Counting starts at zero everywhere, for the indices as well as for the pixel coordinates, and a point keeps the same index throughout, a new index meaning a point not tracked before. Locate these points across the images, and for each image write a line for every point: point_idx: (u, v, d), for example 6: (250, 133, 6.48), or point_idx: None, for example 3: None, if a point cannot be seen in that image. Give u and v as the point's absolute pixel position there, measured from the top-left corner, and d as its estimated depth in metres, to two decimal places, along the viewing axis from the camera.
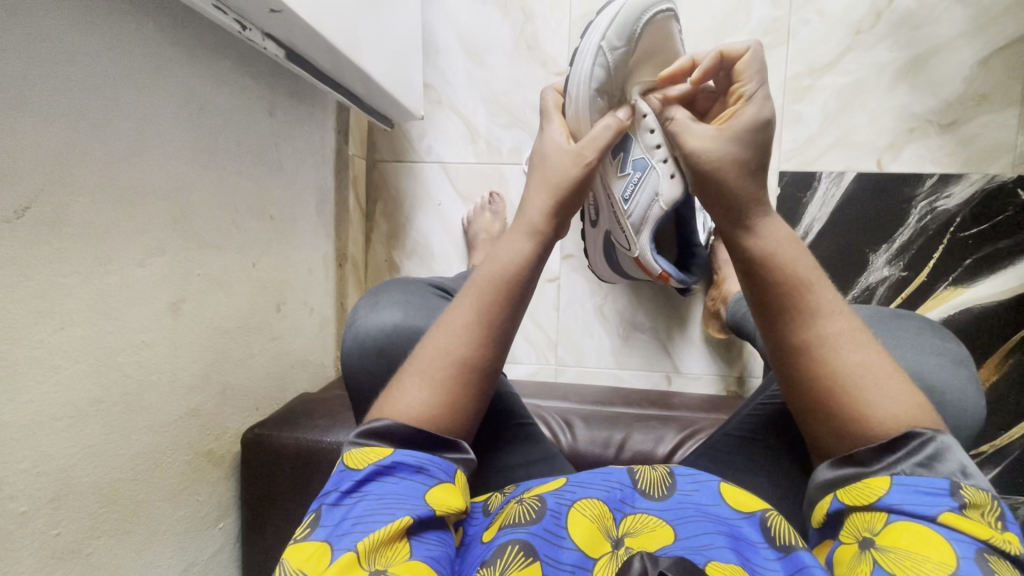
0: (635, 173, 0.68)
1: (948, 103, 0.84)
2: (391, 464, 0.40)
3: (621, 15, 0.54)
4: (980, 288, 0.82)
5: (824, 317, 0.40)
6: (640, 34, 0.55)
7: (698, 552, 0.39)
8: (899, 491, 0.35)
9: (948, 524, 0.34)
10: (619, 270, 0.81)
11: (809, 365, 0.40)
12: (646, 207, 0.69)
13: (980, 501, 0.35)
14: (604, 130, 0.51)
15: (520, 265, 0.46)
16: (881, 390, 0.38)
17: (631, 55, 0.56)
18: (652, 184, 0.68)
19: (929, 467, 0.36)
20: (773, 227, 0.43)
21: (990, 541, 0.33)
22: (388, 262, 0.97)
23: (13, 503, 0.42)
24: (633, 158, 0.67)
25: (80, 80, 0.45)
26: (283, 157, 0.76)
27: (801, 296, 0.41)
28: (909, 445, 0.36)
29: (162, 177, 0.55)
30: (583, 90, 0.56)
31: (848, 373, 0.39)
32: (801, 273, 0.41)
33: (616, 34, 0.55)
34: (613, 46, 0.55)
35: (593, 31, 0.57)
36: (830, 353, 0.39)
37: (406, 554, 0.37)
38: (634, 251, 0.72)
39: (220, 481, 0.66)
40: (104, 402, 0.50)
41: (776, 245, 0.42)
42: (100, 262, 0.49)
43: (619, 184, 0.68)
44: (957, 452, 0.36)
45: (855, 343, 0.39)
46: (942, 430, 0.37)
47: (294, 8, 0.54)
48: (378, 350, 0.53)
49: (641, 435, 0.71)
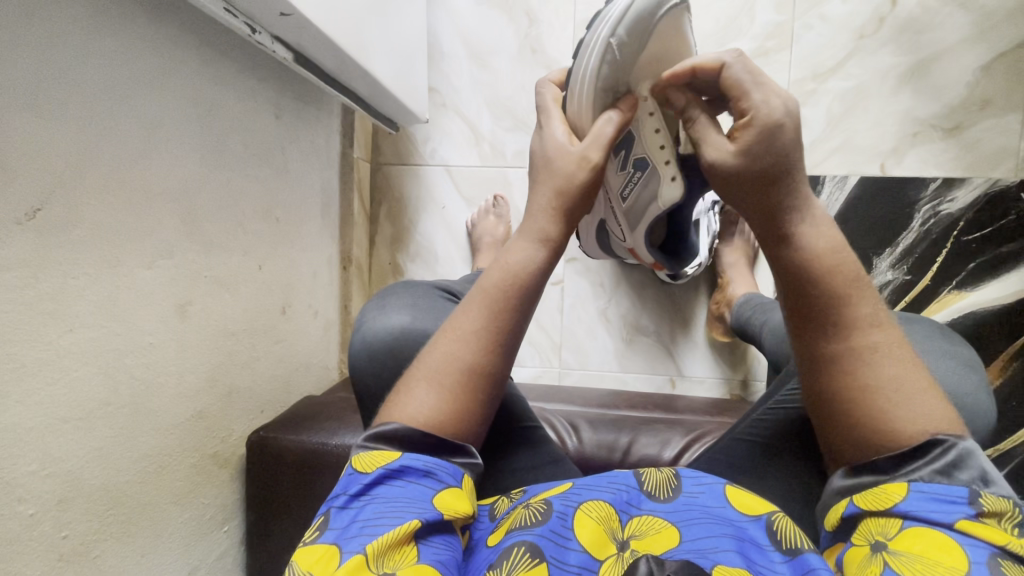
0: (636, 172, 0.62)
1: (951, 108, 0.84)
2: (400, 468, 0.40)
3: (634, 9, 0.51)
4: (984, 292, 0.83)
5: (858, 329, 0.40)
6: (654, 29, 0.52)
7: (704, 556, 0.38)
8: (916, 498, 0.35)
9: (963, 530, 0.33)
10: (608, 252, 0.81)
11: (838, 375, 0.40)
12: (643, 208, 0.64)
13: (999, 508, 0.34)
14: (604, 126, 0.51)
15: (529, 272, 0.46)
16: (911, 404, 0.38)
17: (640, 52, 0.53)
18: (652, 185, 0.62)
19: (949, 474, 0.35)
20: (812, 232, 0.42)
21: (1007, 547, 0.32)
22: (392, 265, 0.97)
23: (22, 505, 0.42)
24: (635, 157, 0.61)
25: (91, 81, 0.46)
26: (289, 160, 0.76)
27: (838, 304, 0.40)
28: (931, 452, 0.36)
29: (171, 178, 0.55)
30: (586, 86, 0.54)
31: (883, 386, 0.38)
32: (843, 284, 0.40)
33: (627, 31, 0.52)
34: (622, 43, 0.53)
35: (600, 23, 0.54)
36: (861, 366, 0.39)
37: (414, 558, 0.36)
38: (627, 242, 0.70)
39: (225, 484, 0.66)
40: (112, 404, 0.50)
41: (817, 250, 0.41)
42: (110, 264, 0.49)
43: (617, 182, 0.63)
44: (979, 458, 0.36)
45: (887, 355, 0.39)
46: (965, 436, 0.37)
47: (304, 12, 0.54)
48: (387, 354, 0.53)
49: (647, 438, 0.70)
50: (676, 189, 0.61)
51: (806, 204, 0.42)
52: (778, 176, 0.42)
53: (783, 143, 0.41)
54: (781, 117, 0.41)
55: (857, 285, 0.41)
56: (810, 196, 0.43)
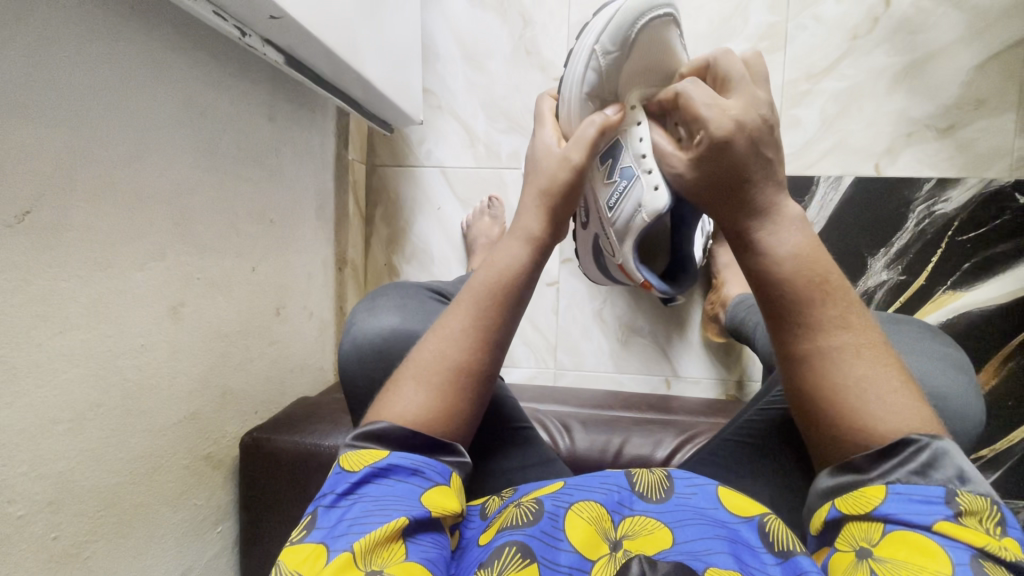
0: (621, 182, 0.60)
1: (945, 108, 0.84)
2: (387, 466, 0.40)
3: (614, 21, 0.55)
4: (979, 292, 0.83)
5: (826, 329, 0.40)
6: (636, 39, 0.55)
7: (697, 558, 0.38)
8: (894, 500, 0.35)
9: (943, 532, 0.33)
10: (607, 275, 0.76)
11: (808, 375, 0.40)
12: (628, 218, 0.61)
13: (978, 507, 0.34)
14: (586, 129, 0.51)
15: (514, 271, 0.47)
16: (881, 402, 0.38)
17: (625, 60, 0.56)
18: (636, 194, 0.60)
19: (924, 474, 0.35)
20: (779, 236, 0.42)
21: (986, 548, 0.32)
22: (388, 266, 0.97)
23: (12, 506, 0.42)
24: (620, 165, 0.60)
25: (81, 86, 0.46)
26: (283, 162, 0.77)
27: (805, 306, 0.41)
28: (904, 452, 0.36)
29: (162, 181, 0.55)
30: (574, 91, 0.58)
31: (858, 389, 0.38)
32: (822, 286, 0.41)
33: (609, 39, 0.55)
34: (607, 50, 0.56)
35: (588, 33, 0.58)
36: (829, 366, 0.40)
37: (402, 556, 0.36)
38: (617, 258, 0.66)
39: (219, 485, 0.66)
40: (103, 406, 0.50)
41: (783, 254, 0.42)
42: (101, 266, 0.49)
43: (605, 192, 0.62)
44: (955, 457, 0.36)
45: (865, 356, 0.39)
46: (941, 435, 0.37)
47: (293, 14, 0.54)
48: (377, 355, 0.53)
49: (639, 439, 0.71)
50: (660, 197, 0.57)
51: (770, 208, 0.43)
52: (745, 183, 0.44)
53: (733, 157, 0.44)
54: (732, 131, 0.44)
55: (826, 286, 0.41)
56: (785, 202, 0.43)
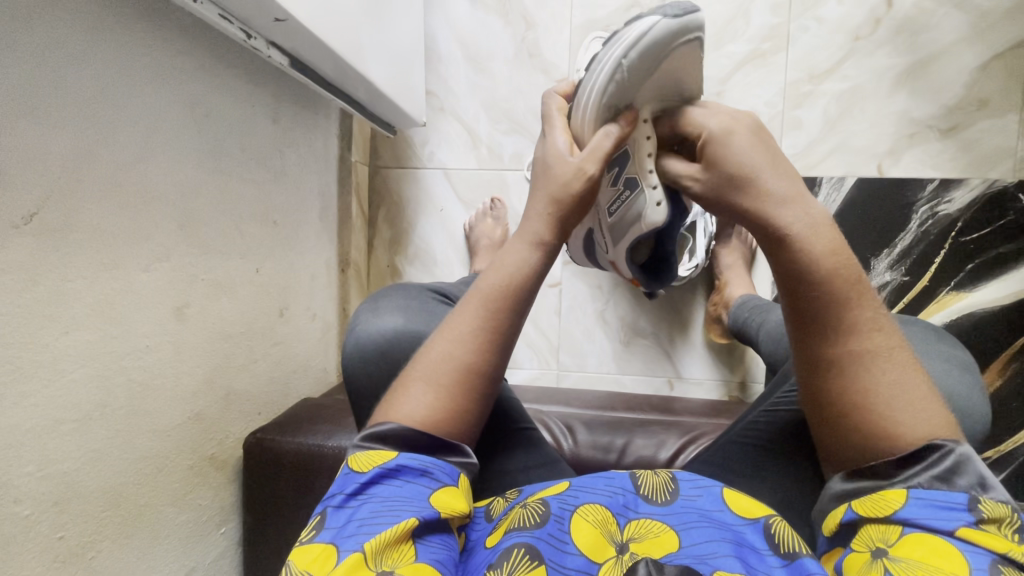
0: (625, 190, 0.58)
1: (948, 108, 0.84)
2: (396, 467, 0.40)
3: (649, 38, 0.49)
4: (983, 292, 0.82)
5: (857, 331, 0.40)
6: (665, 60, 0.50)
7: (703, 562, 0.38)
8: (915, 505, 0.35)
9: (964, 538, 0.33)
10: (593, 261, 0.78)
11: (834, 378, 0.40)
12: (627, 225, 0.60)
13: (999, 514, 0.34)
14: (603, 140, 0.51)
15: (525, 274, 0.47)
16: (910, 412, 0.38)
17: (650, 76, 0.51)
18: (637, 205, 0.58)
19: (948, 481, 0.35)
20: (818, 216, 0.42)
21: (1007, 554, 0.32)
22: (390, 267, 0.98)
23: (18, 506, 0.42)
24: (626, 175, 0.57)
25: (88, 87, 0.46)
26: (287, 164, 0.77)
27: (835, 311, 0.40)
28: (928, 458, 0.36)
29: (168, 182, 0.55)
30: (593, 99, 0.53)
31: (884, 392, 0.38)
32: (849, 288, 0.40)
33: (639, 56, 0.50)
34: (633, 65, 0.51)
35: (616, 41, 0.51)
36: (862, 373, 0.39)
37: (412, 557, 0.36)
38: (610, 254, 0.68)
39: (222, 486, 0.66)
40: (108, 406, 0.50)
41: (818, 253, 0.40)
42: (106, 267, 0.49)
43: (607, 196, 0.61)
44: (976, 463, 0.36)
45: (888, 359, 0.39)
46: (962, 441, 0.37)
47: (298, 17, 0.55)
48: (379, 356, 0.53)
49: (643, 440, 0.71)
50: (660, 214, 0.56)
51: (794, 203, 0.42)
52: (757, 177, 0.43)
53: (742, 140, 0.44)
54: (729, 124, 0.45)
55: (858, 288, 0.40)
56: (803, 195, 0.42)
